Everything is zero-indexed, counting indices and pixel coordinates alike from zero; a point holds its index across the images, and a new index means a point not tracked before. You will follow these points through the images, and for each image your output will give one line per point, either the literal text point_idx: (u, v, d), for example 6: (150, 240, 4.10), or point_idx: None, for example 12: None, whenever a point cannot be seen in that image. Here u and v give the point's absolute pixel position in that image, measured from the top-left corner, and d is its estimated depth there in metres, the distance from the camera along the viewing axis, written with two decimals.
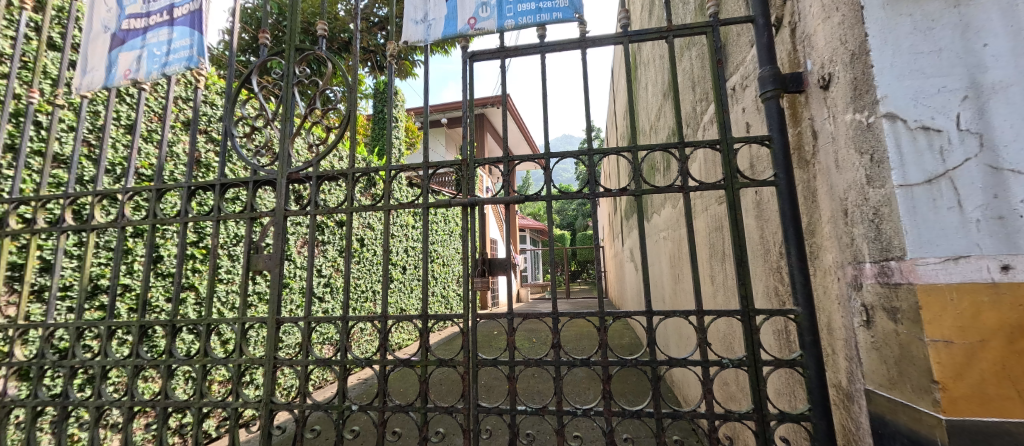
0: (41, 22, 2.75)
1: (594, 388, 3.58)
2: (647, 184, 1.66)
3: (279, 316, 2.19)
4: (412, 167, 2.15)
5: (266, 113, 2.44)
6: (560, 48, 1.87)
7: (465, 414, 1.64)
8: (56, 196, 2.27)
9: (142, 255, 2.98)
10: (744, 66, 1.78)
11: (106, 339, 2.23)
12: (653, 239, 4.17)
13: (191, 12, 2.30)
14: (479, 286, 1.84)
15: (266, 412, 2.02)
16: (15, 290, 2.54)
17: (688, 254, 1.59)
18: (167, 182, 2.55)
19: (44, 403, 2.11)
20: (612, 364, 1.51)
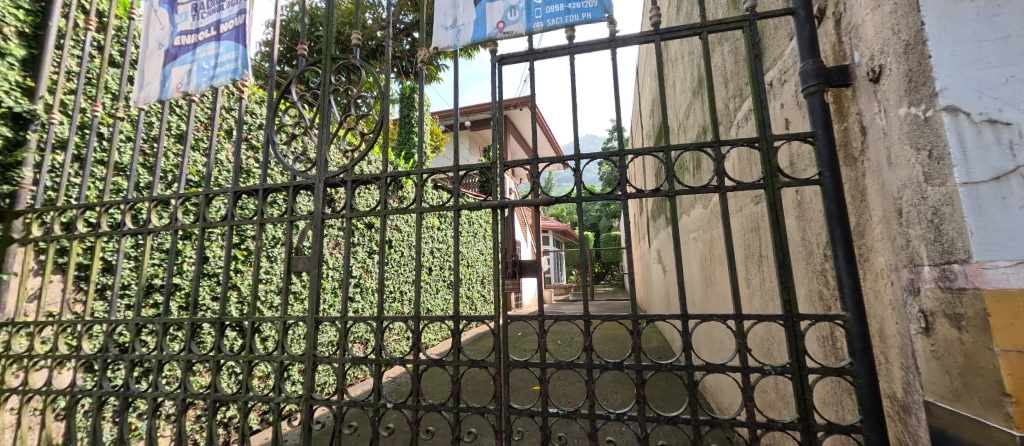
0: (104, 42, 2.99)
1: (625, 392, 3.51)
2: (680, 184, 1.62)
3: (318, 315, 2.27)
4: (442, 171, 2.18)
5: (304, 121, 2.55)
6: (590, 49, 1.86)
7: (497, 415, 1.64)
8: (118, 202, 2.45)
9: (191, 257, 3.17)
10: (782, 60, 1.71)
11: (161, 335, 2.38)
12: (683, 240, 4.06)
13: (236, 27, 2.44)
14: (509, 287, 1.84)
15: (306, 407, 2.09)
16: (81, 288, 2.76)
17: (726, 256, 1.54)
18: (214, 187, 2.71)
19: (108, 393, 2.28)
20: (646, 368, 1.48)
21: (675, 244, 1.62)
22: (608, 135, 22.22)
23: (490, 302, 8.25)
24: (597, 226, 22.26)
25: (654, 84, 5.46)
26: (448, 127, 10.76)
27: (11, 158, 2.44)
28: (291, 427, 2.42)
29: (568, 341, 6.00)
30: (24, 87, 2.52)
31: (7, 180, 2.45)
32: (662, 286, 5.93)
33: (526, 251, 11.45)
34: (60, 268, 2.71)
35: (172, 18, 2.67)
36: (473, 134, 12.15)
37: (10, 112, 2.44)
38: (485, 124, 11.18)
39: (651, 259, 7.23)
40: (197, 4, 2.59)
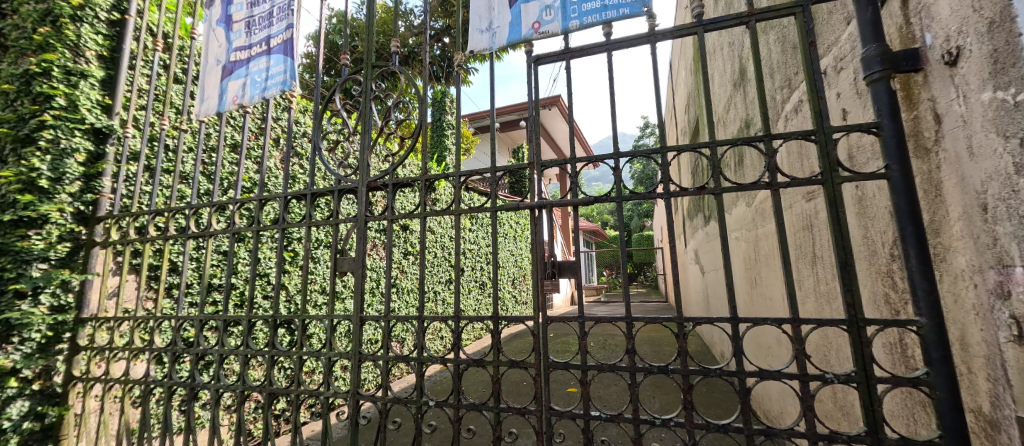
0: (168, 61, 3.26)
1: (665, 397, 3.40)
2: (728, 182, 1.54)
3: (361, 314, 2.36)
4: (479, 173, 2.20)
5: (347, 128, 2.66)
6: (629, 45, 1.82)
7: (538, 416, 1.63)
8: (183, 207, 2.65)
9: (245, 259, 3.39)
10: (838, 47, 1.60)
11: (222, 331, 2.56)
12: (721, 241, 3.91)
13: (285, 41, 2.58)
14: (548, 288, 1.83)
15: (353, 402, 2.17)
16: (151, 287, 3.02)
17: (780, 256, 1.45)
18: (266, 192, 2.88)
19: (177, 384, 2.47)
20: (693, 372, 1.42)
21: (723, 243, 1.54)
22: (639, 132, 21.73)
23: (521, 302, 8.28)
24: (630, 225, 21.81)
25: (689, 78, 5.30)
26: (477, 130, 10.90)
27: (94, 170, 2.70)
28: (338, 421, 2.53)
29: (603, 342, 5.90)
30: (103, 104, 2.79)
31: (90, 189, 2.71)
32: (700, 288, 5.72)
33: (555, 250, 11.49)
34: (135, 269, 2.98)
35: (228, 36, 2.86)
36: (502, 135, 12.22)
37: (92, 128, 2.72)
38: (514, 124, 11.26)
39: (688, 260, 7.00)
40: (250, 22, 2.77)
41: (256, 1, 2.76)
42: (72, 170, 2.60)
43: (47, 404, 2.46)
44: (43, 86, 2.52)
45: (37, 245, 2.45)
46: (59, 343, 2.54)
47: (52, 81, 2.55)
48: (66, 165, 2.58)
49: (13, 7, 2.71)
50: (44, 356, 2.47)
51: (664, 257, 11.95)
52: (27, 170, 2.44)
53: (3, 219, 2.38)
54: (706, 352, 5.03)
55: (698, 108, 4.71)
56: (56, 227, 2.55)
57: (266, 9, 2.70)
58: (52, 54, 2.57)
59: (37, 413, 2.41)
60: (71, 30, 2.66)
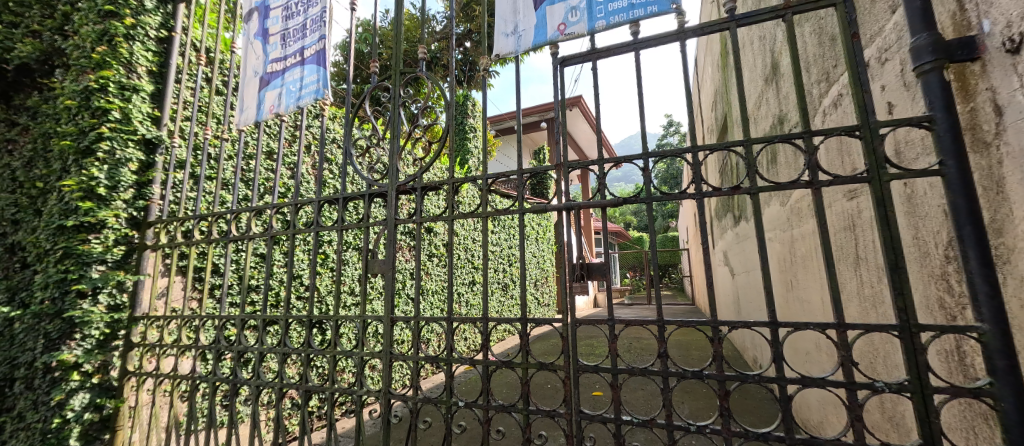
0: (210, 75, 3.45)
1: (697, 403, 3.30)
2: (764, 181, 1.49)
3: (393, 314, 2.41)
4: (506, 176, 2.21)
5: (377, 134, 2.74)
6: (658, 43, 1.79)
7: (568, 419, 1.62)
8: (225, 212, 2.79)
9: (280, 261, 3.54)
10: (882, 37, 1.52)
11: (261, 330, 2.67)
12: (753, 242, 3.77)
13: (318, 51, 2.68)
14: (577, 290, 1.82)
15: (384, 401, 2.22)
16: (196, 288, 3.19)
17: (823, 258, 1.39)
18: (300, 196, 2.99)
19: (220, 380, 2.59)
20: (729, 378, 1.38)
21: (760, 244, 1.48)
22: (664, 131, 21.25)
23: (544, 305, 8.24)
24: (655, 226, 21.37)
25: (715, 76, 5.17)
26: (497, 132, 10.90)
27: (145, 178, 2.89)
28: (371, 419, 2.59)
29: (631, 346, 5.80)
30: (152, 116, 2.98)
31: (141, 196, 2.89)
32: (729, 291, 5.53)
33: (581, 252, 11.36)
34: (182, 271, 3.16)
35: (265, 49, 3.00)
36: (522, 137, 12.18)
37: (143, 139, 2.91)
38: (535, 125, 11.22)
39: (715, 261, 6.80)
40: (285, 34, 2.89)
41: (290, 14, 2.88)
42: (126, 179, 2.79)
43: (105, 396, 2.63)
44: (101, 101, 2.72)
45: (96, 248, 2.65)
46: (116, 340, 2.72)
47: (108, 96, 2.76)
48: (121, 173, 2.77)
49: (75, 29, 2.94)
50: (102, 352, 2.65)
51: (691, 259, 11.62)
52: (88, 179, 2.64)
53: (67, 224, 2.58)
54: (739, 357, 4.85)
55: (726, 105, 4.57)
56: (112, 231, 2.74)
57: (300, 21, 2.82)
58: (108, 71, 2.77)
59: (96, 405, 2.59)
60: (125, 48, 2.85)
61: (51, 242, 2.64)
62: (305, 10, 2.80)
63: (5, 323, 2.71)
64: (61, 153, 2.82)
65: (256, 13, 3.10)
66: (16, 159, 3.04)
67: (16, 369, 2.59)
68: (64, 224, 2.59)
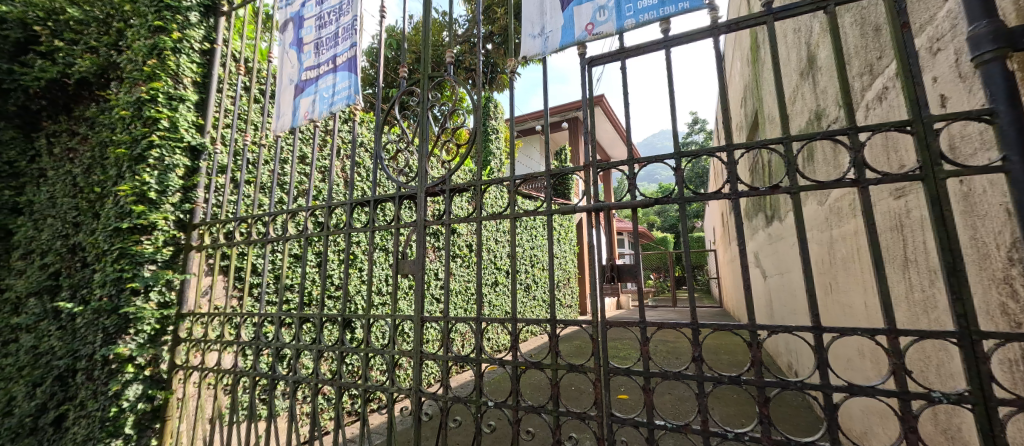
0: (249, 83, 3.62)
1: (729, 409, 3.19)
2: (805, 179, 1.43)
3: (422, 314, 2.46)
4: (534, 177, 2.21)
5: (406, 138, 2.81)
6: (689, 40, 1.75)
7: (599, 422, 1.61)
8: (264, 215, 2.92)
9: (314, 261, 3.67)
10: (933, 25, 1.44)
11: (298, 327, 2.78)
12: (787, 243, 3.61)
13: (350, 58, 2.77)
14: (608, 291, 1.79)
15: (415, 399, 2.26)
16: (238, 286, 3.35)
17: (871, 260, 1.32)
18: (333, 199, 3.09)
19: (260, 374, 2.71)
20: (768, 384, 1.33)
21: (801, 245, 1.42)
22: (689, 130, 20.78)
23: (566, 305, 8.22)
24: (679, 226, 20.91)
25: (744, 72, 5.01)
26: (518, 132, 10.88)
27: (190, 182, 3.07)
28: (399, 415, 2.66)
29: (658, 349, 5.68)
30: (196, 124, 3.17)
31: (187, 200, 3.08)
32: (761, 293, 5.32)
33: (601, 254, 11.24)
34: (224, 270, 3.33)
35: (300, 58, 3.12)
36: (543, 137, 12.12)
37: (189, 146, 3.09)
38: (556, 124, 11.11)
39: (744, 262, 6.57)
40: (318, 43, 3.00)
41: (323, 24, 2.99)
42: (174, 183, 2.97)
43: (156, 388, 2.81)
44: (151, 110, 2.92)
45: (148, 248, 2.83)
46: (165, 335, 2.90)
47: (157, 106, 2.94)
48: (169, 178, 2.95)
49: (128, 45, 3.16)
50: (153, 346, 2.82)
51: (717, 259, 11.31)
52: (140, 184, 2.83)
53: (122, 226, 2.78)
54: (774, 363, 4.66)
55: (756, 101, 4.42)
56: (162, 233, 2.91)
57: (333, 30, 2.92)
58: (157, 83, 2.96)
59: (148, 395, 2.77)
60: (173, 61, 3.04)
61: (109, 243, 2.84)
62: (337, 19, 2.90)
63: (69, 318, 2.94)
64: (116, 160, 3.03)
65: (291, 23, 3.23)
66: (77, 166, 3.30)
67: (78, 361, 2.79)
68: (120, 226, 2.79)
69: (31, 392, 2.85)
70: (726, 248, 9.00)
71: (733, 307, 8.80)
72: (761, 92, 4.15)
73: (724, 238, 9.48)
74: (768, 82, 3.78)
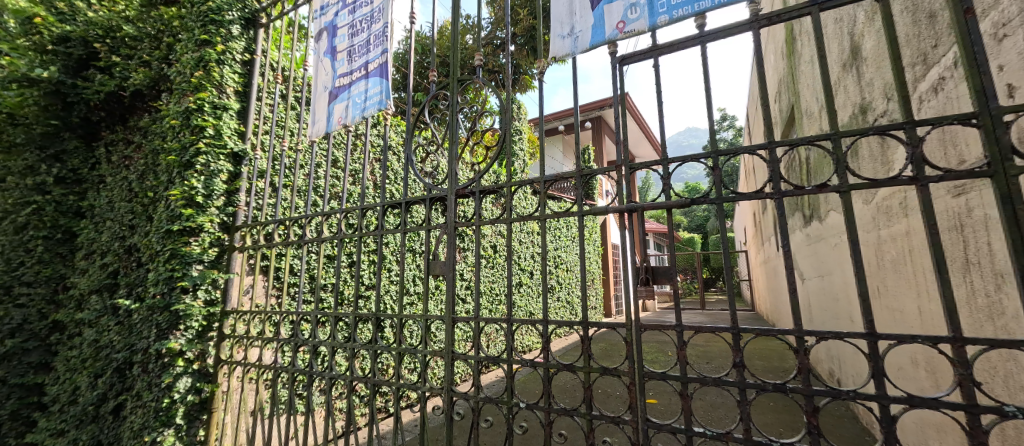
0: (286, 91, 3.78)
1: (768, 418, 3.06)
2: (856, 177, 1.35)
3: (453, 315, 2.48)
4: (565, 178, 2.19)
5: (436, 141, 2.85)
6: (726, 35, 1.70)
7: (634, 426, 1.58)
8: (302, 217, 3.04)
9: (346, 261, 3.78)
10: (998, 9, 1.33)
11: (333, 326, 2.87)
12: (826, 244, 3.44)
13: (381, 64, 2.85)
14: (643, 294, 1.75)
15: (448, 398, 2.29)
16: (277, 286, 3.50)
17: (932, 264, 1.23)
18: (366, 201, 3.18)
19: (299, 371, 2.81)
20: (817, 393, 1.27)
21: (853, 247, 1.34)
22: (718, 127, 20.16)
23: (591, 307, 8.15)
24: (708, 226, 20.33)
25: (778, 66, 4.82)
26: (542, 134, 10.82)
27: (233, 187, 3.25)
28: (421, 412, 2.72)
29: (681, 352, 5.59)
30: (238, 131, 3.35)
31: (230, 203, 3.25)
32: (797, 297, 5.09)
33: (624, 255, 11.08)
34: (263, 270, 3.49)
35: (334, 65, 3.23)
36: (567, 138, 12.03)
37: (231, 152, 3.27)
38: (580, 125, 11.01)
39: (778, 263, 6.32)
40: (351, 50, 3.09)
41: (356, 32, 3.08)
42: (219, 188, 3.15)
43: (203, 381, 2.97)
44: (199, 119, 3.10)
45: (195, 249, 3.00)
46: (211, 332, 3.06)
47: (204, 115, 3.12)
48: (214, 183, 3.13)
49: (177, 58, 3.36)
50: (201, 341, 2.99)
51: (749, 260, 10.94)
52: (189, 189, 3.01)
53: (173, 228, 2.96)
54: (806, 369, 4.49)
55: (792, 96, 4.24)
56: (208, 235, 3.09)
57: (365, 37, 3.01)
58: (204, 93, 3.14)
59: (196, 388, 2.93)
60: (217, 72, 3.22)
61: (161, 244, 3.02)
62: (369, 26, 2.99)
63: (126, 314, 3.15)
64: (167, 167, 3.22)
65: (325, 33, 3.35)
66: (132, 173, 3.53)
67: (134, 354, 2.99)
68: (171, 228, 2.97)
69: (94, 382, 3.10)
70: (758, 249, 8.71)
71: (766, 310, 8.48)
72: (797, 86, 3.97)
73: (755, 238, 9.18)
74: (806, 76, 3.61)
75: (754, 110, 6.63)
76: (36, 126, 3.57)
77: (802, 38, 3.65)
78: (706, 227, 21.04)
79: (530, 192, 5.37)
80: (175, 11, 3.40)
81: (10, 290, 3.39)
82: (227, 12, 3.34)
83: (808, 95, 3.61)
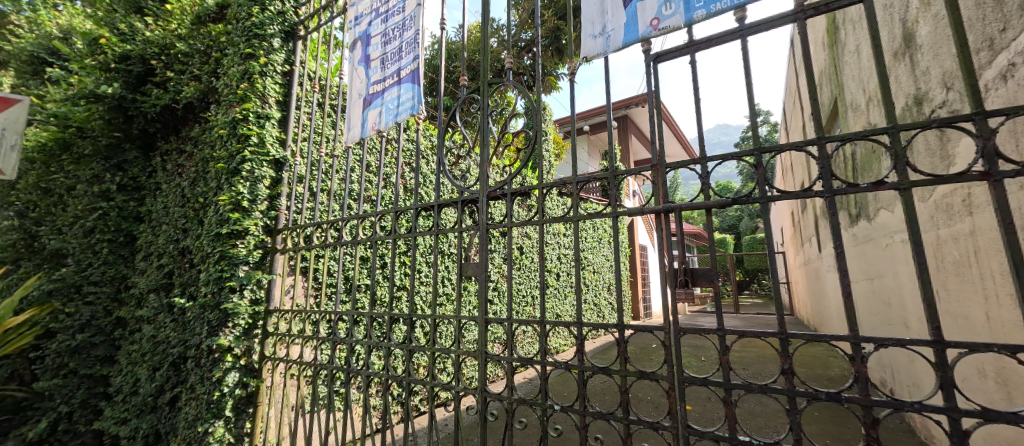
0: (323, 100, 3.93)
1: (816, 429, 2.90)
2: (917, 174, 1.27)
3: (486, 316, 2.50)
4: (599, 179, 2.16)
5: (467, 144, 2.88)
6: (769, 27, 1.63)
7: (674, 433, 1.53)
8: (338, 220, 3.15)
9: (379, 262, 3.89)
10: None
11: (368, 326, 2.95)
12: (876, 244, 3.23)
13: (413, 71, 2.92)
14: (682, 297, 1.70)
15: (481, 398, 2.30)
16: (316, 286, 3.64)
17: (1010, 267, 1.13)
18: (399, 204, 3.25)
19: (337, 368, 2.91)
20: (877, 404, 1.19)
21: (916, 250, 1.24)
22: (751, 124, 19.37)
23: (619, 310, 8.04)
24: (741, 227, 19.57)
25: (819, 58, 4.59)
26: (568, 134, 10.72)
27: (275, 192, 3.41)
28: (452, 412, 2.74)
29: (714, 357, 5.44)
30: (279, 139, 3.52)
31: (273, 207, 3.42)
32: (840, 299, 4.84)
33: (652, 256, 10.88)
34: (303, 271, 3.64)
35: (368, 73, 3.34)
36: (592, 138, 11.87)
37: (273, 159, 3.44)
38: (607, 125, 10.84)
39: (819, 265, 6.00)
40: (384, 58, 3.19)
41: (388, 40, 3.17)
42: (262, 193, 3.32)
43: (250, 376, 3.13)
44: (244, 129, 3.28)
45: (242, 251, 3.17)
46: (256, 329, 3.22)
47: (249, 125, 3.30)
48: (258, 188, 3.30)
49: (224, 71, 3.57)
50: (247, 338, 3.15)
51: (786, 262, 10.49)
52: (236, 194, 3.18)
53: (222, 231, 3.13)
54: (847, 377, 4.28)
55: (836, 88, 4.01)
56: (253, 237, 3.25)
57: (397, 45, 3.09)
58: (249, 104, 3.32)
59: (243, 383, 3.09)
60: (260, 83, 3.40)
61: (211, 246, 3.20)
62: (401, 34, 3.07)
63: (180, 311, 3.36)
64: (216, 174, 3.42)
65: (359, 42, 3.46)
66: (184, 179, 3.77)
67: (188, 349, 3.18)
68: (220, 231, 3.15)
69: (153, 374, 3.33)
70: (797, 250, 8.30)
71: (806, 314, 8.10)
72: (841, 78, 3.77)
73: (793, 238, 8.77)
74: (852, 67, 3.42)
75: (792, 104, 6.34)
76: (103, 138, 3.89)
77: (846, 27, 3.45)
78: (739, 227, 20.28)
79: (557, 193, 5.37)
80: (222, 27, 3.62)
81: (81, 288, 3.70)
82: (269, 26, 3.51)
83: (854, 88, 3.41)
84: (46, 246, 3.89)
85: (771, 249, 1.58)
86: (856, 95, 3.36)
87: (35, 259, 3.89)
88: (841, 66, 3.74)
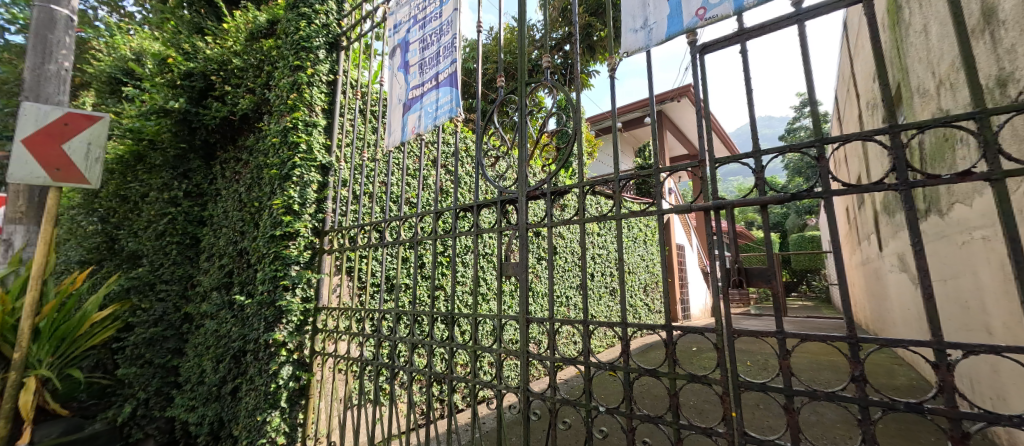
0: (364, 106, 4.09)
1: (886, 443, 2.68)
2: (1011, 163, 1.14)
3: (527, 315, 2.50)
4: (642, 177, 2.10)
5: (504, 144, 2.89)
6: (829, 10, 1.52)
7: (729, 439, 1.46)
8: (382, 221, 3.26)
9: (419, 262, 3.99)
10: None
11: (410, 325, 3.02)
12: (952, 242, 2.94)
13: (451, 74, 2.97)
14: (736, 298, 1.62)
15: (523, 397, 2.30)
16: (360, 285, 3.78)
17: None
18: (438, 205, 3.31)
19: (382, 364, 3.01)
20: (965, 417, 1.08)
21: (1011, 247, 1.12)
22: (796, 116, 18.30)
23: (658, 311, 7.81)
24: (789, 225, 18.49)
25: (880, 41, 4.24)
26: (602, 133, 10.52)
27: (322, 195, 3.59)
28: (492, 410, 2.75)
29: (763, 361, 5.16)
30: (326, 145, 3.69)
31: (320, 210, 3.59)
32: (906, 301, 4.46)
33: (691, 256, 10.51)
34: (348, 271, 3.79)
35: (407, 78, 3.43)
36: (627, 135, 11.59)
37: (320, 164, 3.62)
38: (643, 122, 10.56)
39: (880, 265, 5.55)
40: (422, 63, 3.27)
41: (426, 45, 3.25)
42: (311, 197, 3.50)
43: (302, 370, 3.31)
44: (294, 136, 3.47)
45: (294, 252, 3.35)
46: (307, 325, 3.40)
47: (298, 132, 3.49)
48: (307, 192, 3.48)
49: (275, 83, 3.79)
50: (299, 334, 3.33)
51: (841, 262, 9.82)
52: (288, 198, 3.37)
53: (276, 233, 3.33)
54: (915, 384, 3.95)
55: (900, 72, 3.70)
56: (303, 238, 3.43)
57: (434, 50, 3.16)
58: (299, 113, 3.51)
59: (296, 376, 3.27)
60: (308, 93, 3.58)
61: (267, 247, 3.39)
62: (438, 39, 3.14)
63: (240, 308, 3.61)
64: (269, 179, 3.64)
65: (398, 49, 3.57)
66: (241, 186, 4.04)
67: (248, 343, 3.40)
68: (274, 233, 3.34)
69: (216, 366, 3.59)
70: (853, 249, 7.74)
71: (864, 319, 7.57)
72: (905, 61, 3.47)
73: (849, 237, 8.20)
74: (918, 49, 3.14)
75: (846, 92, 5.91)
76: (171, 149, 4.25)
77: (911, 6, 3.17)
78: (786, 224, 19.13)
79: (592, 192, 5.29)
80: (273, 42, 3.86)
81: (154, 286, 4.04)
82: (314, 38, 3.70)
83: (921, 71, 3.13)
84: (124, 248, 4.29)
85: (835, 247, 1.48)
86: (924, 79, 3.08)
87: (115, 259, 4.30)
88: (905, 48, 3.44)
